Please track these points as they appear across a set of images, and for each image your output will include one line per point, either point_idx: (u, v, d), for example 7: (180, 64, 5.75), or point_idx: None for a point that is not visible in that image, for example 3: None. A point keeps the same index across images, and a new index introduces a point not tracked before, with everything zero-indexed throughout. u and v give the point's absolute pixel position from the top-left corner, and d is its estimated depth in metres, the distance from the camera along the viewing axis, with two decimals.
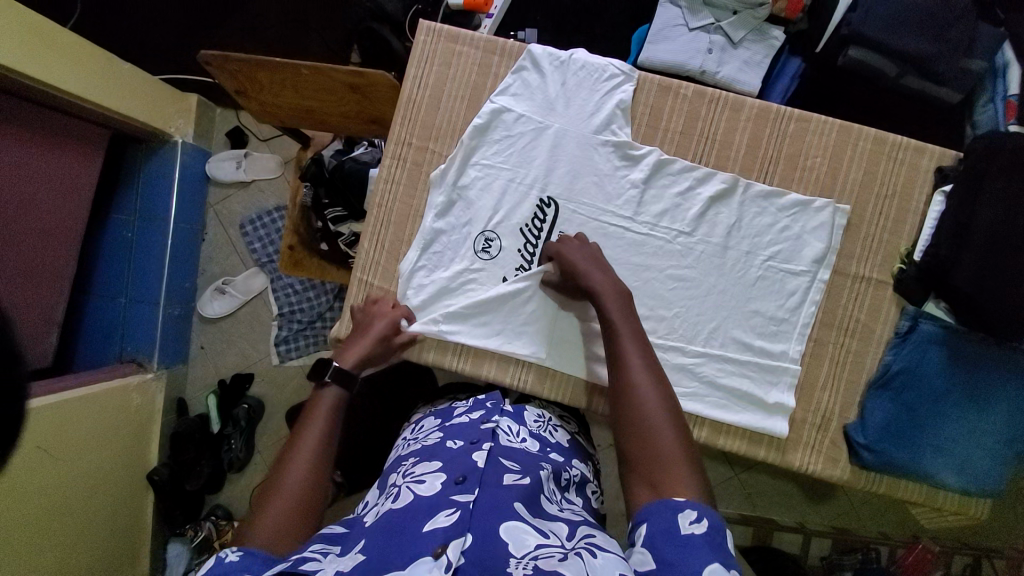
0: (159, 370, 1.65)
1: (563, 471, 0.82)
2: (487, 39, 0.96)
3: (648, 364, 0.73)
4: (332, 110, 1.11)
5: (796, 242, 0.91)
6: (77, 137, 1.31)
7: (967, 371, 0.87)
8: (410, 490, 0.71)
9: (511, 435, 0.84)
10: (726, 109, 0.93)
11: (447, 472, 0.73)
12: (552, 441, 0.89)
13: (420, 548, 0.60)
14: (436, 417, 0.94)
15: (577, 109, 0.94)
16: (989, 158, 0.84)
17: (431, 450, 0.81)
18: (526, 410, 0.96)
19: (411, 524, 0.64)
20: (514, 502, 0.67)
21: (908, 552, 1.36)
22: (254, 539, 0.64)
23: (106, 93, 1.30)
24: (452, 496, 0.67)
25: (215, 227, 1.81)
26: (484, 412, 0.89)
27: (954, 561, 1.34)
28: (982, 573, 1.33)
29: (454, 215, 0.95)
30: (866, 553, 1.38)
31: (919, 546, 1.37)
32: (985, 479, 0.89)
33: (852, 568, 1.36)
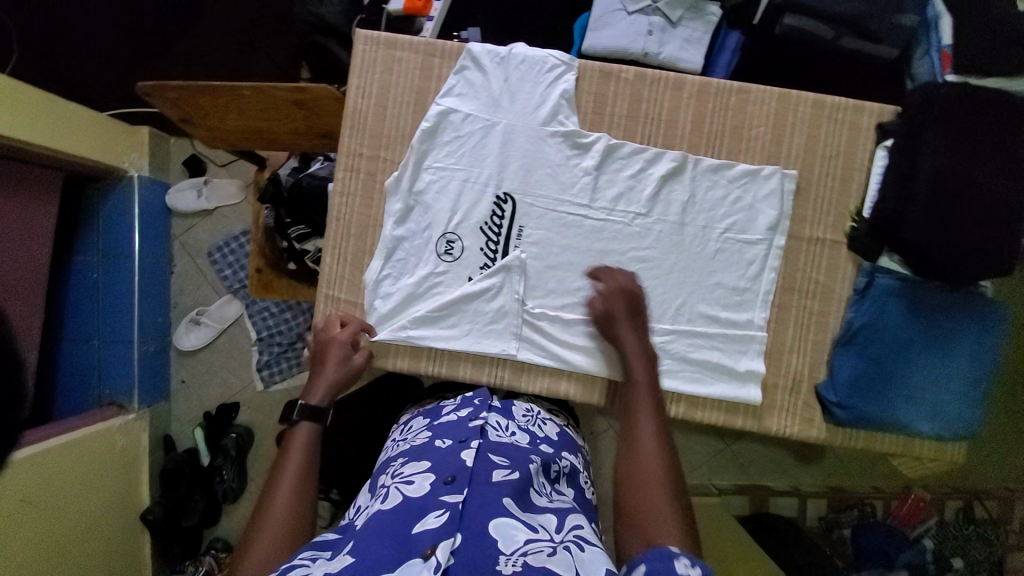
0: (141, 409, 1.62)
1: (552, 463, 0.83)
2: (426, 42, 0.96)
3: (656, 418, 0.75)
4: (281, 128, 1.10)
5: (749, 212, 0.93)
6: (30, 182, 1.29)
7: (926, 320, 0.90)
8: (399, 492, 0.72)
9: (501, 431, 0.85)
10: (668, 89, 0.94)
11: (435, 473, 0.73)
12: (542, 434, 0.91)
13: (410, 547, 0.61)
14: (425, 417, 0.94)
15: (522, 102, 0.95)
16: (924, 110, 0.86)
17: (421, 451, 0.81)
18: (513, 405, 0.97)
19: (399, 525, 0.65)
20: (504, 497, 0.68)
21: (903, 502, 1.40)
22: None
23: (51, 134, 1.27)
24: (441, 496, 0.68)
25: (182, 258, 1.78)
26: (472, 409, 0.89)
27: (946, 507, 1.37)
28: (975, 516, 1.34)
29: (413, 221, 0.95)
30: (862, 509, 1.44)
31: (912, 495, 1.41)
32: (955, 423, 0.91)
33: (849, 524, 1.42)
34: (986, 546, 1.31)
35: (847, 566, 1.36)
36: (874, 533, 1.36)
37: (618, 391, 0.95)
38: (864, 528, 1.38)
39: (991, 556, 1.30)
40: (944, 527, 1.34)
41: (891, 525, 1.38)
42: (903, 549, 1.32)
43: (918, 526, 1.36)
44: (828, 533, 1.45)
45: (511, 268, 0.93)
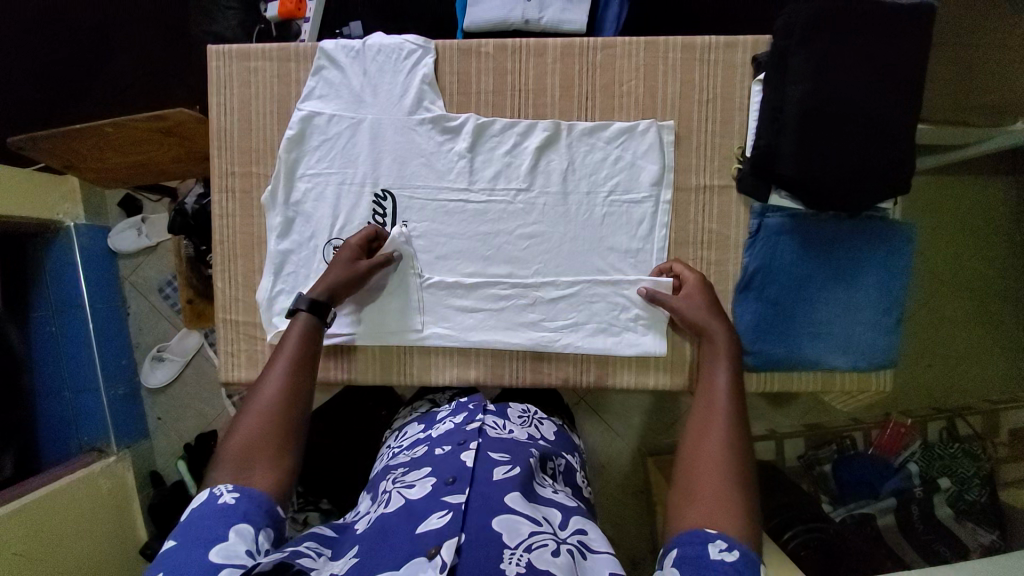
0: (121, 451, 1.64)
1: (549, 459, 0.83)
2: (279, 48, 0.93)
3: (735, 380, 0.70)
4: (164, 157, 1.08)
5: (631, 170, 0.90)
6: None
7: (820, 252, 0.88)
8: (400, 496, 0.70)
9: (499, 428, 0.85)
10: (532, 56, 0.91)
11: (437, 475, 0.72)
12: (540, 434, 0.89)
13: (416, 547, 0.60)
14: (420, 424, 0.93)
15: (385, 94, 0.92)
16: (788, 34, 0.82)
17: (419, 460, 0.79)
18: (508, 408, 0.95)
19: (404, 526, 0.64)
20: (508, 493, 0.68)
21: (883, 430, 1.30)
22: (218, 472, 0.62)
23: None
24: (443, 497, 0.67)
25: (135, 299, 1.79)
26: (467, 414, 0.87)
27: (929, 428, 1.27)
28: (959, 433, 1.25)
29: (297, 232, 0.94)
30: (840, 443, 1.32)
31: (892, 423, 1.30)
32: (872, 352, 0.90)
33: (829, 459, 1.30)
34: (974, 462, 1.20)
35: (831, 501, 1.25)
36: (855, 465, 1.26)
37: (528, 363, 0.94)
38: (845, 462, 1.27)
39: (978, 471, 1.18)
40: (928, 449, 1.23)
41: (873, 455, 1.27)
42: (887, 477, 1.22)
43: (902, 453, 1.25)
44: (809, 472, 1.31)
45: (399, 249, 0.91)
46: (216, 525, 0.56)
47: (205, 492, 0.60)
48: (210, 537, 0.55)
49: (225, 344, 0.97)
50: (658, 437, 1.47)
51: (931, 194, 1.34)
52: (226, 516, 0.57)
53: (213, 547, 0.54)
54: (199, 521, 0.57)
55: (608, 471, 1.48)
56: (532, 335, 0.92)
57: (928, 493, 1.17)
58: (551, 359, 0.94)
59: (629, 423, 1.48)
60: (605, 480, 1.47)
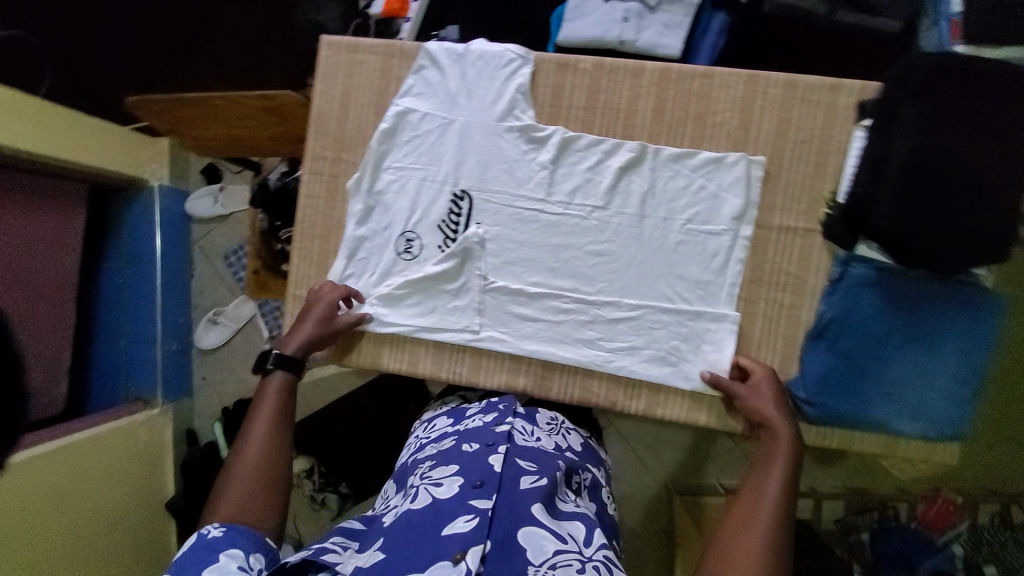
0: (164, 404, 1.72)
1: (576, 473, 0.82)
2: (386, 44, 0.98)
3: (785, 484, 0.70)
4: (260, 134, 1.15)
5: (713, 202, 0.88)
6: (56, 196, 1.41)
7: (902, 311, 0.83)
8: (428, 493, 0.72)
9: (527, 435, 0.84)
10: (627, 77, 0.92)
11: (464, 477, 0.73)
12: (568, 444, 0.87)
13: (440, 550, 0.62)
14: (449, 416, 0.93)
15: (479, 99, 0.94)
16: (900, 85, 0.80)
17: (447, 453, 0.80)
18: (538, 413, 0.93)
19: (430, 526, 0.66)
20: (532, 504, 0.69)
21: (929, 506, 1.24)
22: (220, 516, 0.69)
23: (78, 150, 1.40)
24: (470, 501, 0.68)
25: (201, 263, 1.88)
26: (497, 415, 0.87)
27: (979, 509, 1.23)
28: (1013, 521, 1.20)
29: (374, 220, 0.97)
30: (883, 512, 1.27)
31: (940, 497, 1.25)
32: (945, 423, 0.84)
33: (868, 528, 1.26)
34: None
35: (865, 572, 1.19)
36: (896, 539, 1.21)
37: (577, 377, 0.93)
38: (883, 533, 1.23)
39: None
40: (977, 533, 1.19)
41: (916, 531, 1.21)
42: (927, 555, 1.18)
43: (947, 532, 1.20)
44: (844, 537, 1.28)
45: (469, 247, 0.92)
46: (208, 554, 0.63)
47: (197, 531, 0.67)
48: (205, 562, 0.62)
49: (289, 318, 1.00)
50: (690, 477, 1.43)
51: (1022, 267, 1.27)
52: (214, 547, 0.64)
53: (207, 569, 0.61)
54: (193, 556, 0.63)
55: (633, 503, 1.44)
56: (586, 352, 0.91)
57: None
58: (602, 379, 0.92)
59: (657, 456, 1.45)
60: (629, 511, 1.44)
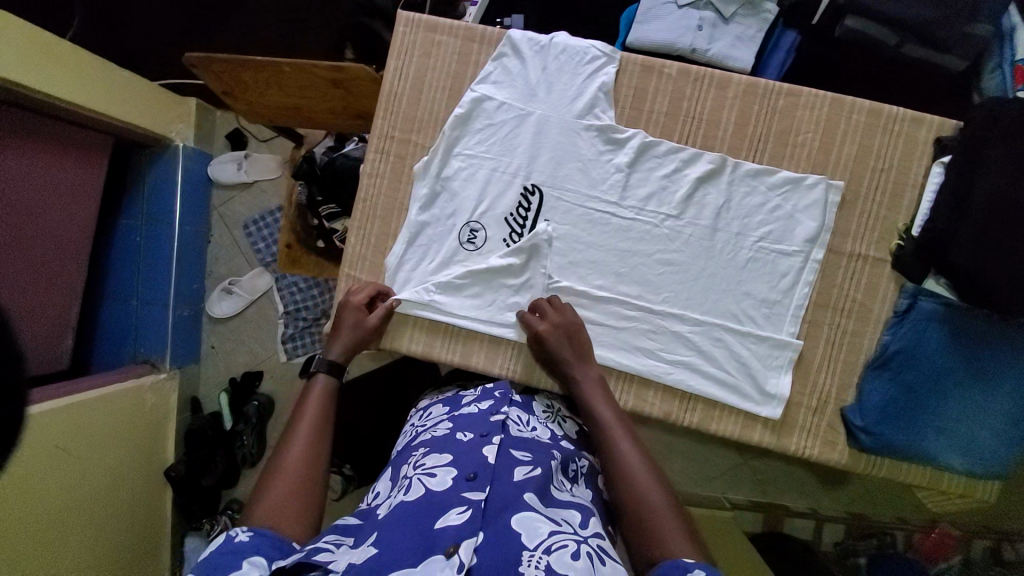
0: (172, 369, 1.66)
1: (572, 461, 0.80)
2: (466, 27, 0.95)
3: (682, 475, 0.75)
4: (318, 106, 1.12)
5: (787, 222, 0.88)
6: (82, 146, 1.35)
7: (969, 349, 0.84)
8: (421, 483, 0.69)
9: (522, 425, 0.83)
10: (712, 87, 0.91)
11: (458, 469, 0.71)
12: (563, 432, 0.86)
13: (432, 543, 0.59)
14: (445, 404, 0.91)
15: (559, 94, 0.92)
16: (989, 125, 0.80)
17: (441, 440, 0.78)
18: (534, 400, 0.93)
19: (423, 518, 0.63)
20: (526, 494, 0.67)
21: (926, 536, 1.29)
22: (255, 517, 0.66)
23: (106, 101, 1.33)
24: (463, 494, 0.66)
25: (219, 228, 1.81)
26: (493, 402, 0.86)
27: (973, 546, 1.25)
28: (1005, 558, 1.23)
29: (438, 207, 0.95)
30: (882, 539, 1.33)
31: (938, 530, 1.30)
32: (993, 462, 0.85)
33: (866, 553, 1.30)
34: None
35: None
36: (892, 567, 1.24)
37: (634, 387, 0.93)
38: (881, 560, 1.27)
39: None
40: (970, 565, 1.21)
41: (912, 561, 1.26)
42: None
43: (942, 563, 1.23)
44: (842, 561, 1.31)
45: (539, 243, 0.91)
46: (232, 560, 0.59)
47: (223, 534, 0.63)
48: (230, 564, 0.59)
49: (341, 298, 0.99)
50: (694, 486, 1.49)
51: None
52: (239, 552, 0.60)
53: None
54: (215, 559, 0.60)
55: None
56: (646, 362, 0.91)
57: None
58: (658, 388, 0.92)
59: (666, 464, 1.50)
60: None
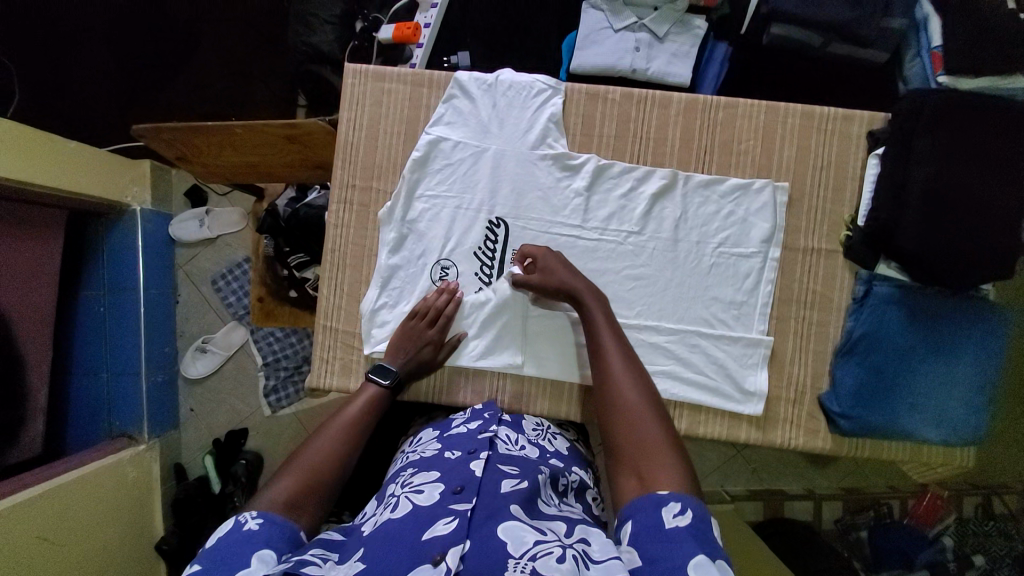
0: (152, 440, 1.60)
1: (561, 476, 0.77)
2: (414, 73, 0.98)
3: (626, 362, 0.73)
4: (275, 161, 1.13)
5: (742, 225, 0.93)
6: (33, 224, 1.30)
7: (925, 325, 0.89)
8: (408, 501, 0.67)
9: (510, 444, 0.81)
10: (656, 106, 0.95)
11: (444, 484, 0.68)
12: (552, 448, 0.85)
13: (420, 553, 0.58)
14: (434, 429, 0.89)
15: (511, 128, 0.95)
16: (915, 117, 0.86)
17: (429, 461, 0.76)
18: (523, 419, 0.93)
19: (408, 532, 0.61)
20: (510, 504, 0.64)
21: (919, 501, 1.34)
22: (265, 502, 0.64)
23: (53, 172, 1.28)
24: (449, 504, 0.64)
25: (188, 288, 1.76)
26: (481, 422, 0.85)
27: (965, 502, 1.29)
28: (994, 512, 1.25)
29: (407, 249, 0.96)
30: (878, 510, 1.38)
31: (929, 492, 1.34)
32: (964, 429, 0.90)
33: (866, 526, 1.36)
34: (1009, 542, 1.22)
35: (865, 569, 1.28)
36: (891, 533, 1.31)
37: None
38: (882, 530, 1.32)
39: (1011, 551, 1.20)
40: (962, 524, 1.25)
41: (910, 525, 1.31)
42: (922, 548, 1.25)
43: (937, 524, 1.29)
44: (845, 536, 1.37)
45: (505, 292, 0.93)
46: (244, 550, 0.57)
47: (232, 518, 0.62)
48: (236, 562, 0.56)
49: (320, 349, 0.98)
50: None
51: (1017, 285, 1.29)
52: (250, 542, 0.58)
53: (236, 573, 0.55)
54: (226, 547, 0.58)
55: None
56: None
57: (961, 569, 1.20)
58: None
59: None
60: None
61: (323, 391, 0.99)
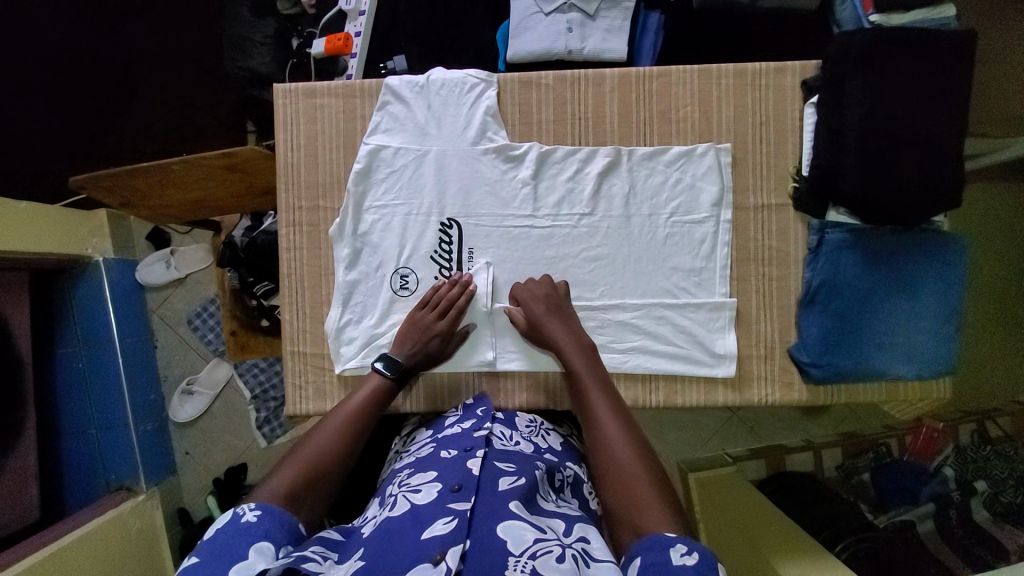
0: (150, 488, 1.57)
1: (557, 471, 0.77)
2: (344, 85, 0.97)
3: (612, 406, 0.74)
4: (221, 192, 1.11)
5: (691, 192, 0.93)
6: None
7: (882, 266, 0.90)
8: (406, 500, 0.65)
9: (505, 440, 0.80)
10: (590, 86, 0.95)
11: (442, 482, 0.67)
12: (547, 444, 0.84)
13: (419, 552, 0.56)
14: (428, 430, 0.88)
15: (449, 127, 0.95)
16: (842, 60, 0.87)
17: (425, 460, 0.75)
18: (516, 417, 0.91)
19: (407, 532, 0.59)
20: (510, 502, 0.64)
21: (916, 435, 1.34)
22: (266, 491, 0.64)
23: (10, 234, 1.25)
24: (449, 503, 0.63)
25: (164, 332, 1.73)
26: (475, 420, 0.83)
27: (961, 432, 1.29)
28: (991, 436, 1.26)
29: (364, 263, 0.95)
30: (877, 451, 1.38)
31: (924, 425, 1.34)
32: (934, 361, 0.91)
33: (867, 468, 1.35)
34: (1008, 464, 1.21)
35: (872, 509, 1.27)
36: (892, 473, 1.31)
37: None
38: (883, 470, 1.33)
39: (1013, 473, 1.19)
40: (961, 452, 1.26)
41: (909, 461, 1.32)
42: (924, 483, 1.24)
43: (936, 456, 1.29)
44: (847, 480, 1.35)
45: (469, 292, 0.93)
46: (241, 544, 0.56)
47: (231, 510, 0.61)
48: (234, 554, 0.55)
49: (291, 375, 0.98)
50: (692, 451, 1.52)
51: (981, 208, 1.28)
52: (248, 534, 0.57)
53: (234, 567, 0.54)
54: (222, 542, 0.57)
55: None
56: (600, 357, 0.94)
57: (964, 496, 1.18)
58: (619, 377, 0.95)
59: (661, 439, 1.52)
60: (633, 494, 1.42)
61: (302, 417, 0.98)
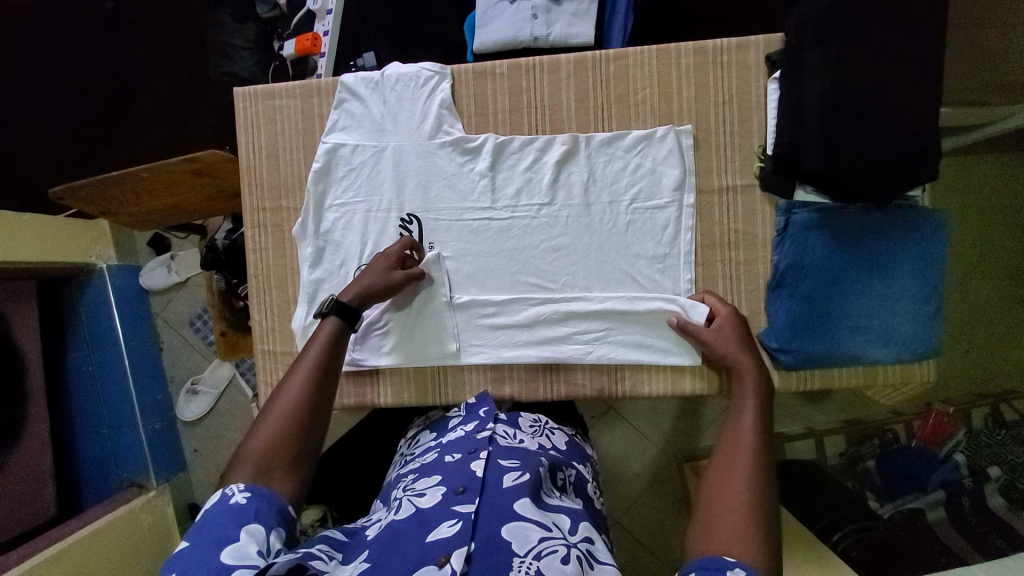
0: (160, 484, 1.60)
1: (560, 470, 0.76)
2: (302, 85, 0.97)
3: (761, 415, 0.69)
4: (192, 197, 1.15)
5: (652, 176, 0.91)
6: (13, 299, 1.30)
7: (853, 246, 0.87)
8: (411, 503, 0.65)
9: (509, 438, 0.78)
10: (545, 73, 0.94)
11: (446, 485, 0.66)
12: (552, 444, 0.82)
13: (426, 554, 0.56)
14: (433, 431, 0.87)
15: (406, 122, 0.94)
16: (802, 31, 0.83)
17: (430, 464, 0.74)
18: (519, 416, 0.88)
19: (414, 535, 0.59)
20: (517, 500, 0.63)
21: (925, 421, 1.21)
22: (242, 474, 0.61)
23: (21, 247, 1.27)
24: (454, 506, 0.62)
25: (168, 334, 1.76)
26: (478, 422, 0.81)
27: (973, 415, 1.19)
28: (1005, 420, 1.17)
29: (327, 261, 0.96)
30: (882, 437, 1.24)
31: (933, 411, 1.21)
32: (914, 343, 0.87)
33: (873, 455, 1.23)
34: None
35: (876, 497, 1.17)
36: (897, 459, 1.19)
37: (560, 377, 0.95)
38: (889, 458, 1.20)
39: None
40: (975, 436, 1.15)
41: (917, 450, 1.19)
42: (934, 469, 1.14)
43: (946, 444, 1.17)
44: (851, 470, 1.24)
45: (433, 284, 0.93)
46: (231, 524, 0.55)
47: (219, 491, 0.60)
48: (222, 537, 0.54)
49: (263, 374, 1.00)
50: None
51: (954, 178, 1.27)
52: (237, 515, 0.56)
53: (225, 547, 0.53)
54: (213, 520, 0.56)
55: (642, 479, 1.39)
56: (564, 348, 0.92)
57: (978, 484, 1.08)
58: (583, 365, 0.94)
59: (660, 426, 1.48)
60: (633, 484, 1.39)
61: None
